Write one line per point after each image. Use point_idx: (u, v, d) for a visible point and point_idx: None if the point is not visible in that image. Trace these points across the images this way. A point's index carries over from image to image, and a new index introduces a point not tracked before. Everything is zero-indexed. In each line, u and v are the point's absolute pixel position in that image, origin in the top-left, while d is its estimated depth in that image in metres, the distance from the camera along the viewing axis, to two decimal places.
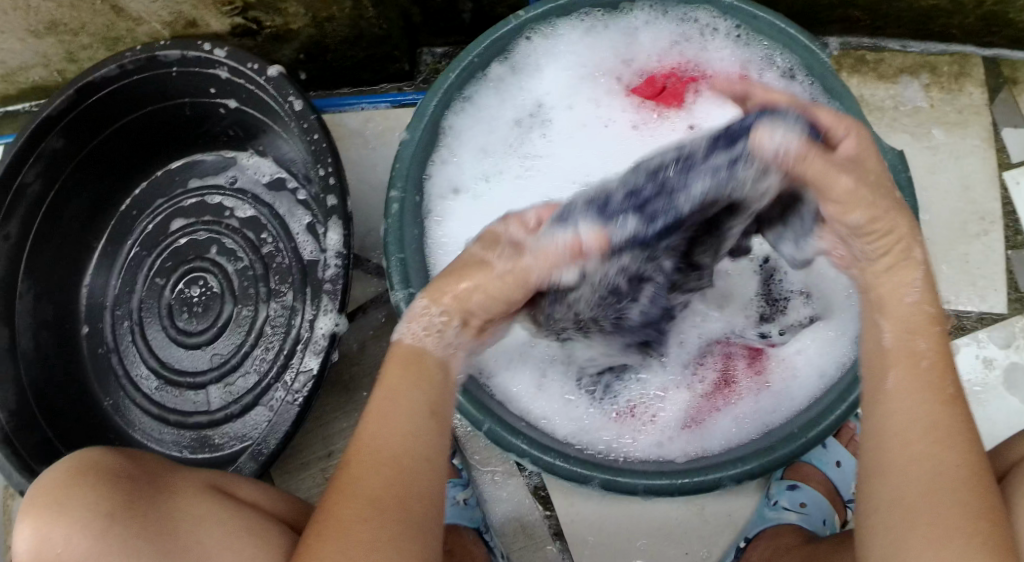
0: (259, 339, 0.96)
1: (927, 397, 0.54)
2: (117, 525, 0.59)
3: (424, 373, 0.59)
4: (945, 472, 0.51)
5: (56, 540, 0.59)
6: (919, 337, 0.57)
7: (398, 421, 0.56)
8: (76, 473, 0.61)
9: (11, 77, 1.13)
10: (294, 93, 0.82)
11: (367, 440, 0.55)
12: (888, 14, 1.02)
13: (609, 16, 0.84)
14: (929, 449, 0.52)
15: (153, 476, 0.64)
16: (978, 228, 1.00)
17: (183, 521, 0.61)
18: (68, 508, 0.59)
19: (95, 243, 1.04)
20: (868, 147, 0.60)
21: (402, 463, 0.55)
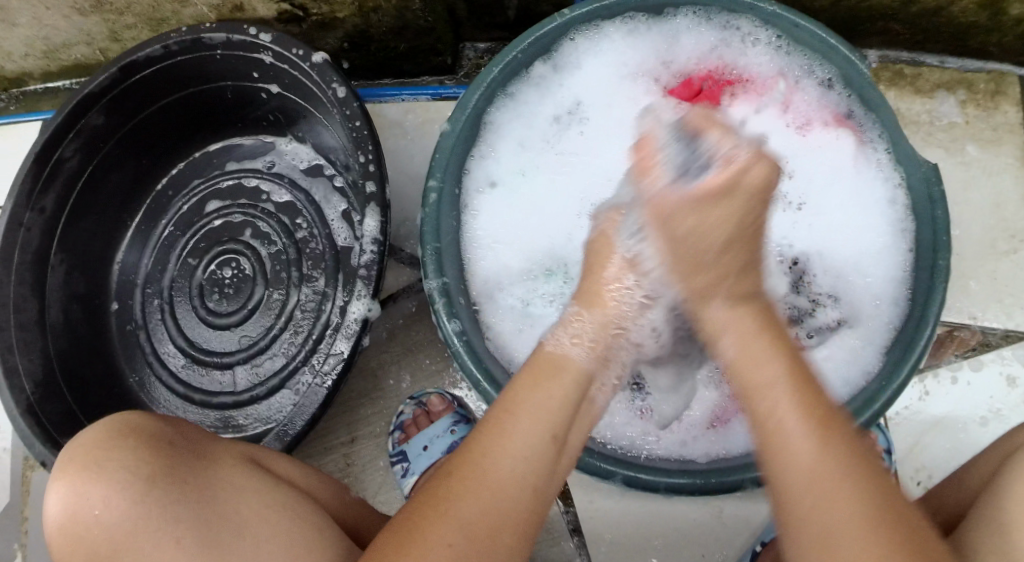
0: (289, 322, 0.98)
1: (796, 438, 0.52)
2: (157, 489, 0.60)
3: (556, 389, 0.59)
4: (843, 522, 0.49)
5: (93, 500, 0.60)
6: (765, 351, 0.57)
7: (517, 439, 0.56)
8: (118, 435, 0.62)
9: (54, 53, 1.15)
10: (339, 80, 0.83)
11: (483, 454, 0.55)
12: (928, 29, 1.02)
13: (652, 20, 0.85)
14: (824, 497, 0.50)
15: (192, 444, 0.65)
16: (1008, 246, 1.00)
17: (225, 490, 0.63)
18: (107, 469, 0.60)
19: (129, 220, 1.06)
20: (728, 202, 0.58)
21: (510, 487, 0.55)
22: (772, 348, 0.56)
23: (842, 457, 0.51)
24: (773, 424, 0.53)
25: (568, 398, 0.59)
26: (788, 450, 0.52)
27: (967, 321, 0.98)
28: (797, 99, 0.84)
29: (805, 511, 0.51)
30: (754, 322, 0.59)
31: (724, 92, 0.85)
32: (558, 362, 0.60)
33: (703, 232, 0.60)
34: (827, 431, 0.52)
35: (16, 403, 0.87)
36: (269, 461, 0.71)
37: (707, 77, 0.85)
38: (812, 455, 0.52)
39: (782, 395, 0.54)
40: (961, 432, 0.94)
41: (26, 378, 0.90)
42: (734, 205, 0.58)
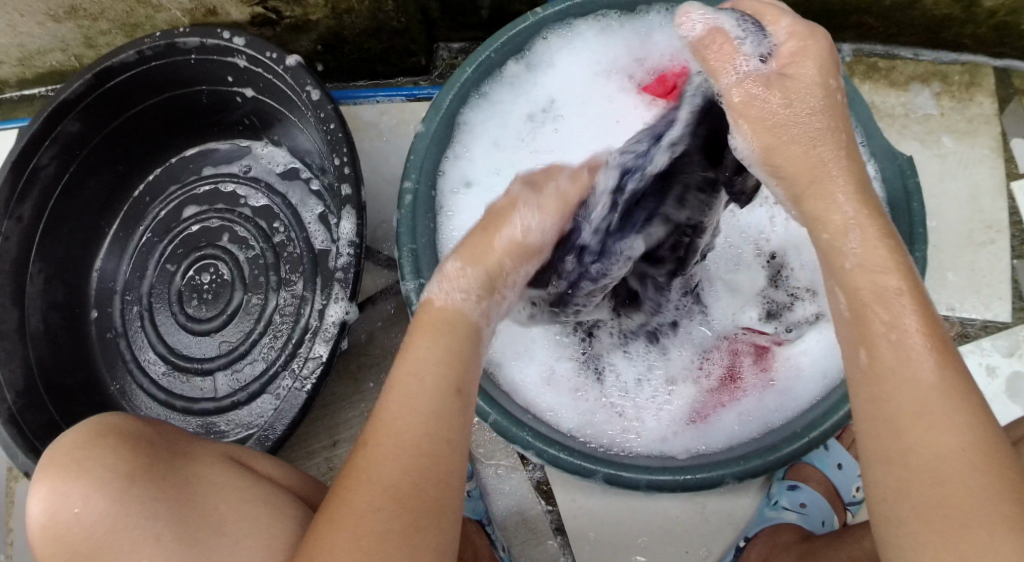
0: (268, 327, 0.97)
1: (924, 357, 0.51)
2: (136, 488, 0.60)
3: (448, 342, 0.57)
4: (954, 443, 0.49)
5: (73, 500, 0.60)
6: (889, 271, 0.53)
7: (418, 398, 0.55)
8: (96, 434, 0.62)
9: (29, 61, 1.14)
10: (312, 83, 0.83)
11: (382, 424, 0.55)
12: (901, 22, 1.02)
13: (625, 16, 0.85)
14: (931, 419, 0.49)
15: (172, 444, 0.65)
16: (985, 236, 1.00)
17: (203, 487, 0.63)
18: (87, 468, 0.60)
19: (106, 227, 1.05)
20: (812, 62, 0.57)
21: (420, 442, 0.54)
22: (895, 258, 0.53)
23: (948, 383, 0.50)
24: (893, 335, 0.51)
25: (456, 345, 0.58)
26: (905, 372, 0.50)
27: (945, 312, 0.99)
28: None
29: (907, 441, 0.50)
30: (875, 226, 0.54)
31: None
32: (445, 316, 0.59)
33: (793, 91, 0.56)
34: (947, 359, 0.51)
35: None
36: (249, 459, 0.71)
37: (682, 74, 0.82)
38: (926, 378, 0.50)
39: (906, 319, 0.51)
40: None
41: (7, 388, 0.89)
42: (815, 66, 0.56)
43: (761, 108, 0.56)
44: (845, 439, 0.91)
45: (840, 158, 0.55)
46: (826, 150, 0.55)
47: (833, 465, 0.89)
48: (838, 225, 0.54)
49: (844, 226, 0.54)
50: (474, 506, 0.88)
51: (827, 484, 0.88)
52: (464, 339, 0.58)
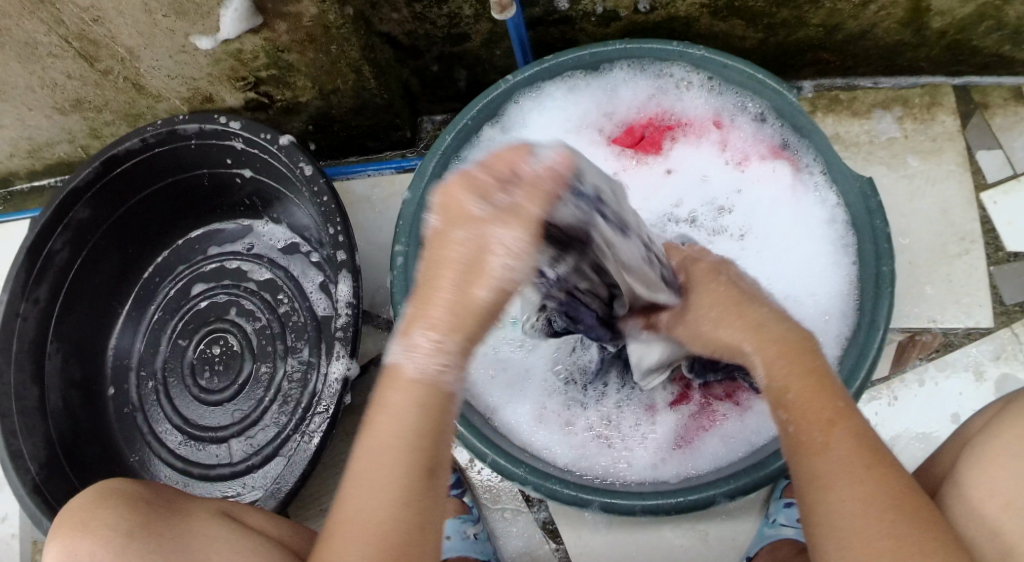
0: (278, 394, 1.02)
1: (822, 433, 0.57)
2: (135, 543, 0.64)
3: (405, 427, 0.54)
4: (844, 507, 0.54)
5: (78, 555, 0.64)
6: (788, 365, 0.59)
7: (383, 488, 0.54)
8: (99, 497, 0.67)
9: (38, 153, 1.21)
10: (306, 159, 0.89)
11: (353, 506, 0.55)
12: (856, 54, 1.08)
13: (590, 75, 0.91)
14: (831, 480, 0.55)
15: (168, 502, 0.69)
16: (960, 247, 1.05)
17: (198, 543, 0.66)
18: (89, 528, 0.64)
19: (120, 307, 1.11)
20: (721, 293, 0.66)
21: (387, 531, 0.54)
22: (799, 363, 0.59)
23: (852, 448, 0.55)
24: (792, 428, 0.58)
25: (425, 422, 0.54)
26: (813, 443, 0.56)
27: (927, 324, 1.02)
28: (734, 136, 0.91)
29: (815, 507, 0.55)
30: (778, 348, 0.60)
31: (665, 137, 0.92)
32: (411, 391, 0.54)
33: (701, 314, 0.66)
34: (832, 428, 0.57)
35: (22, 485, 0.91)
36: (243, 514, 0.74)
37: (648, 124, 0.92)
38: (831, 451, 0.56)
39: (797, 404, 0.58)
40: (931, 430, 0.98)
41: (30, 460, 0.94)
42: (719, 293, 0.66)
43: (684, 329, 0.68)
44: None
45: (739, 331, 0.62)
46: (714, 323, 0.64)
47: None
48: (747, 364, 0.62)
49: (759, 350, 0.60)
50: (482, 548, 0.90)
51: None
52: (433, 415, 0.54)
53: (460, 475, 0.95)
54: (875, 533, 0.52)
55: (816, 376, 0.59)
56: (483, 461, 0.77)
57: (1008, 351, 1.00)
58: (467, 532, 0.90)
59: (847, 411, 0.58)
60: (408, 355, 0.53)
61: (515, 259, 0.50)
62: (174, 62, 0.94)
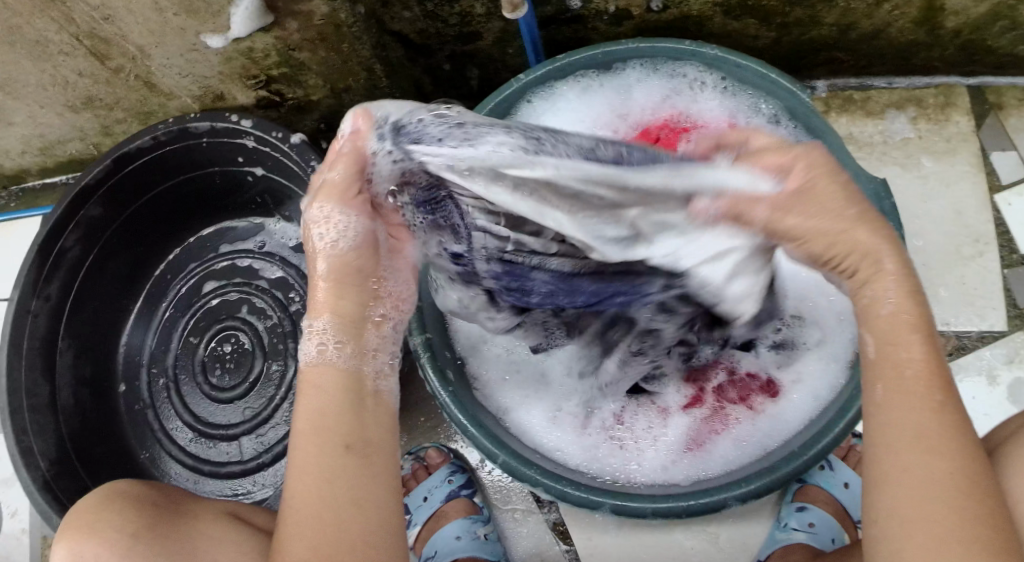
0: (289, 391, 1.02)
1: (934, 391, 0.53)
2: (139, 544, 0.65)
3: (322, 403, 0.59)
4: (939, 477, 0.51)
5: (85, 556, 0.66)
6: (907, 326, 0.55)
7: (313, 467, 0.57)
8: (105, 499, 0.69)
9: (51, 150, 1.22)
10: (316, 160, 0.90)
11: (295, 492, 0.57)
12: (870, 54, 1.07)
13: (603, 76, 0.91)
14: (934, 444, 0.52)
15: (175, 503, 0.71)
16: (973, 250, 1.04)
17: (203, 544, 0.68)
18: (96, 529, 0.66)
19: (131, 304, 1.11)
20: (817, 168, 0.58)
21: (328, 503, 0.56)
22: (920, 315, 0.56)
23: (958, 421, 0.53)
24: (906, 373, 0.54)
25: (342, 403, 0.60)
26: (927, 399, 0.53)
27: (940, 327, 1.02)
28: None
29: (904, 464, 0.52)
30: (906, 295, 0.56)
31: (681, 139, 0.90)
32: (325, 374, 0.60)
33: (817, 205, 0.57)
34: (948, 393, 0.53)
35: (32, 482, 0.91)
36: (250, 514, 0.75)
37: (663, 126, 0.91)
38: (943, 412, 0.53)
39: (905, 378, 0.54)
40: None
41: (40, 457, 0.94)
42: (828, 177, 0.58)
43: (795, 221, 0.58)
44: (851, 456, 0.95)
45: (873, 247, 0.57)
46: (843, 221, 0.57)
47: (840, 485, 0.91)
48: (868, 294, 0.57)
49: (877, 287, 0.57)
50: (492, 548, 0.90)
51: (834, 504, 0.90)
52: (349, 400, 0.60)
53: (471, 475, 0.96)
54: (960, 512, 0.50)
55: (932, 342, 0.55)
56: (494, 463, 0.76)
57: (1021, 354, 1.00)
58: (478, 532, 0.91)
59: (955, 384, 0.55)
60: (313, 363, 0.61)
61: (329, 229, 0.62)
62: (185, 61, 0.94)
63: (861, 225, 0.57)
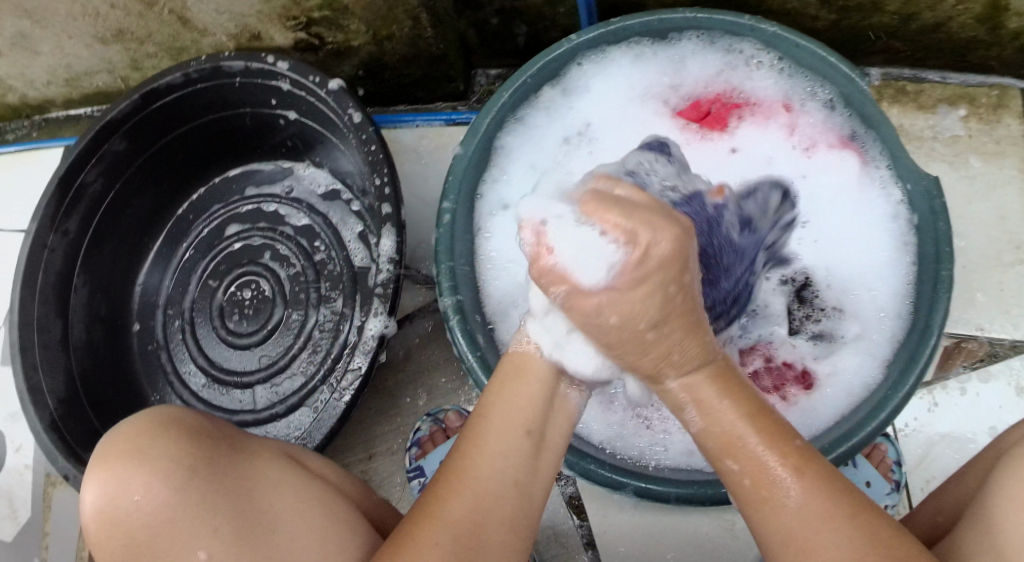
0: (308, 342, 1.00)
1: (779, 482, 0.52)
2: (196, 479, 0.61)
3: (520, 382, 0.59)
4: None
5: (133, 488, 0.60)
6: (737, 424, 0.53)
7: (496, 445, 0.56)
8: (157, 425, 0.63)
9: (77, 81, 1.19)
10: (354, 106, 0.86)
11: (468, 460, 0.56)
12: (928, 47, 1.03)
13: (658, 44, 0.88)
14: (807, 545, 0.50)
15: (228, 438, 0.66)
16: (1013, 257, 1.01)
17: (261, 486, 0.64)
18: (148, 458, 0.61)
19: (151, 243, 1.09)
20: (669, 257, 0.52)
21: (492, 487, 0.55)
22: (737, 404, 0.54)
23: (824, 494, 0.52)
24: (749, 480, 0.53)
25: (540, 396, 0.59)
26: (774, 498, 0.52)
27: (973, 332, 0.99)
28: (803, 122, 0.87)
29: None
30: (711, 390, 0.55)
31: (731, 114, 0.88)
32: (528, 361, 0.60)
33: (615, 304, 0.53)
34: (801, 468, 0.52)
35: (40, 420, 0.90)
36: (303, 456, 0.73)
37: (715, 100, 0.88)
38: (795, 498, 0.51)
39: (750, 482, 0.53)
40: (969, 441, 0.95)
41: (49, 395, 0.93)
42: (655, 270, 0.52)
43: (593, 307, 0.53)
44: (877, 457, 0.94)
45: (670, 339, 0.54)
46: (621, 321, 0.53)
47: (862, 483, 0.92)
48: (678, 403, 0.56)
49: (684, 398, 0.55)
50: None
51: None
52: (546, 397, 0.59)
53: None
54: None
55: (767, 419, 0.54)
56: None
57: None
58: None
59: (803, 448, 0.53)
60: (521, 346, 0.62)
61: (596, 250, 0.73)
62: None
63: (665, 333, 0.54)
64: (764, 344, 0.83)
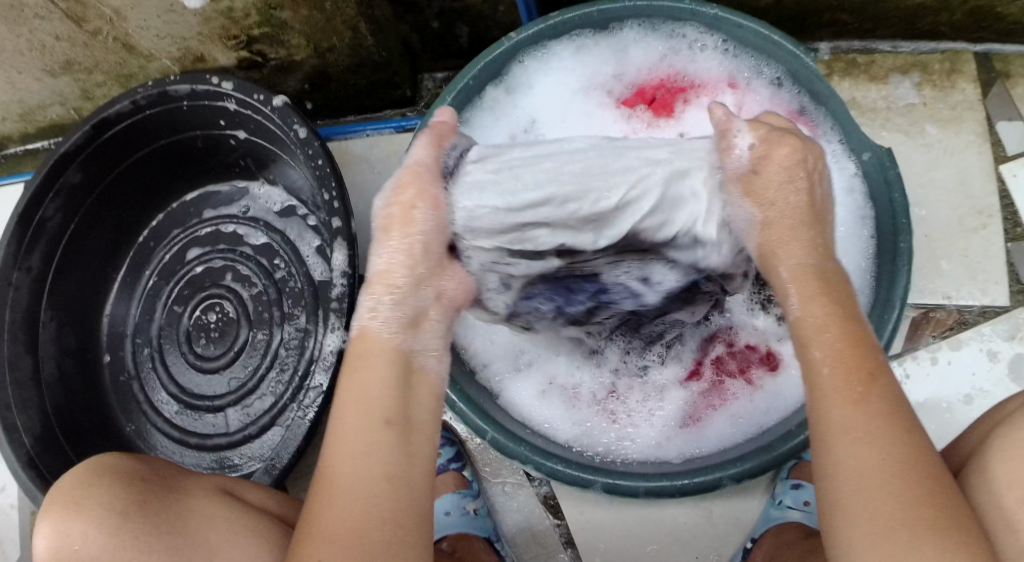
0: (275, 361, 0.99)
1: (841, 384, 0.56)
2: (130, 523, 0.64)
3: (368, 371, 0.59)
4: (877, 459, 0.52)
5: (73, 536, 0.65)
6: (816, 304, 0.59)
7: (354, 443, 0.57)
8: (90, 475, 0.67)
9: (31, 115, 1.18)
10: (299, 121, 0.85)
11: (331, 462, 0.57)
12: (875, 17, 1.03)
13: (599, 34, 0.88)
14: (866, 436, 0.53)
15: (166, 479, 0.70)
16: (977, 222, 1.01)
17: (197, 521, 0.67)
18: (83, 509, 0.65)
19: (115, 273, 1.08)
20: (807, 155, 0.64)
21: (359, 482, 0.56)
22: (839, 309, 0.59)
23: (885, 409, 0.54)
24: (825, 370, 0.57)
25: (391, 378, 0.60)
26: (849, 393, 0.55)
27: (941, 301, 0.99)
28: (750, 100, 0.87)
29: (842, 458, 0.54)
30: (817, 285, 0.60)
31: (677, 99, 0.88)
32: (377, 344, 0.61)
33: (764, 194, 0.63)
34: (872, 383, 0.55)
35: (17, 459, 0.90)
36: (242, 490, 0.74)
37: (659, 86, 0.88)
38: (869, 403, 0.54)
39: (825, 377, 0.56)
40: (945, 411, 0.96)
41: (25, 432, 0.92)
42: (780, 177, 0.63)
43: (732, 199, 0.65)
44: None
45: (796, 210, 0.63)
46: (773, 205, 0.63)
47: None
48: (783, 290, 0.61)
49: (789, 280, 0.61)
50: (482, 524, 0.88)
51: None
52: (395, 380, 0.59)
53: (460, 447, 0.94)
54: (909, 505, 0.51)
55: (855, 329, 0.58)
56: (483, 438, 0.76)
57: None
58: (468, 507, 0.89)
59: (884, 369, 0.57)
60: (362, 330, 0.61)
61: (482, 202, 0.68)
62: (163, 22, 0.90)
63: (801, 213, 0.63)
64: (724, 331, 0.81)
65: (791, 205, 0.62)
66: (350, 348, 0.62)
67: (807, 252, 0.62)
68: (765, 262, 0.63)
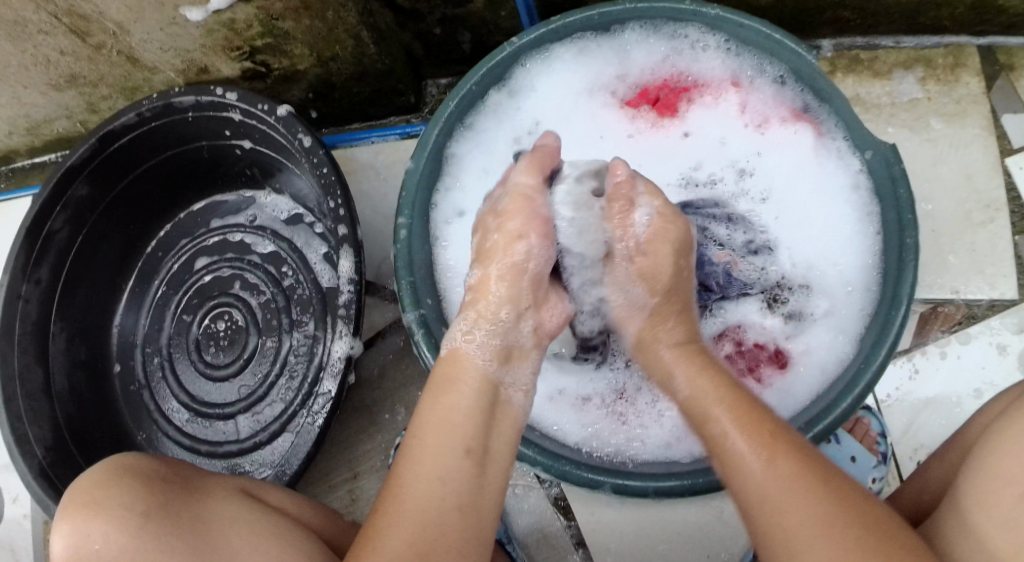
0: (284, 368, 1.00)
1: (748, 454, 0.56)
2: (151, 523, 0.64)
3: (452, 392, 0.60)
4: (797, 517, 0.52)
5: (92, 537, 0.64)
6: (709, 391, 0.61)
7: (426, 467, 0.56)
8: (113, 476, 0.67)
9: (37, 129, 1.18)
10: (303, 130, 0.86)
11: (399, 482, 0.56)
12: (877, 13, 1.03)
13: (601, 36, 0.87)
14: (781, 504, 0.53)
15: (185, 481, 0.70)
16: (984, 216, 1.00)
17: (216, 524, 0.66)
18: (104, 508, 0.64)
19: (123, 283, 1.09)
20: (673, 233, 0.70)
21: (425, 507, 0.55)
22: (720, 385, 0.61)
23: (798, 466, 0.54)
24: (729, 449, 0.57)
25: (476, 410, 0.59)
26: (754, 463, 0.55)
27: (950, 296, 0.98)
28: (753, 99, 0.87)
29: (763, 529, 0.54)
30: (697, 364, 0.64)
31: (681, 98, 0.89)
32: (465, 369, 0.61)
33: (655, 269, 0.69)
34: (775, 445, 0.56)
35: (29, 471, 0.90)
36: (261, 492, 0.75)
37: (662, 86, 0.89)
38: (777, 468, 0.54)
39: (730, 451, 0.57)
40: (955, 406, 0.95)
41: (36, 444, 0.93)
42: (672, 254, 0.70)
43: (628, 282, 0.70)
44: (859, 432, 0.94)
45: (673, 301, 0.69)
46: (657, 286, 0.69)
47: (846, 459, 0.93)
48: (666, 369, 0.66)
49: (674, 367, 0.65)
50: (493, 526, 0.90)
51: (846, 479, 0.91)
52: (483, 406, 0.60)
53: None
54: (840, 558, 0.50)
55: (746, 399, 0.60)
56: None
57: None
58: None
59: (784, 428, 0.58)
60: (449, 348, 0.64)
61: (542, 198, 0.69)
62: (165, 34, 0.91)
63: (671, 296, 0.69)
64: (732, 330, 0.83)
65: (668, 282, 0.69)
66: (439, 369, 0.62)
67: (684, 340, 0.67)
68: (644, 350, 0.69)
